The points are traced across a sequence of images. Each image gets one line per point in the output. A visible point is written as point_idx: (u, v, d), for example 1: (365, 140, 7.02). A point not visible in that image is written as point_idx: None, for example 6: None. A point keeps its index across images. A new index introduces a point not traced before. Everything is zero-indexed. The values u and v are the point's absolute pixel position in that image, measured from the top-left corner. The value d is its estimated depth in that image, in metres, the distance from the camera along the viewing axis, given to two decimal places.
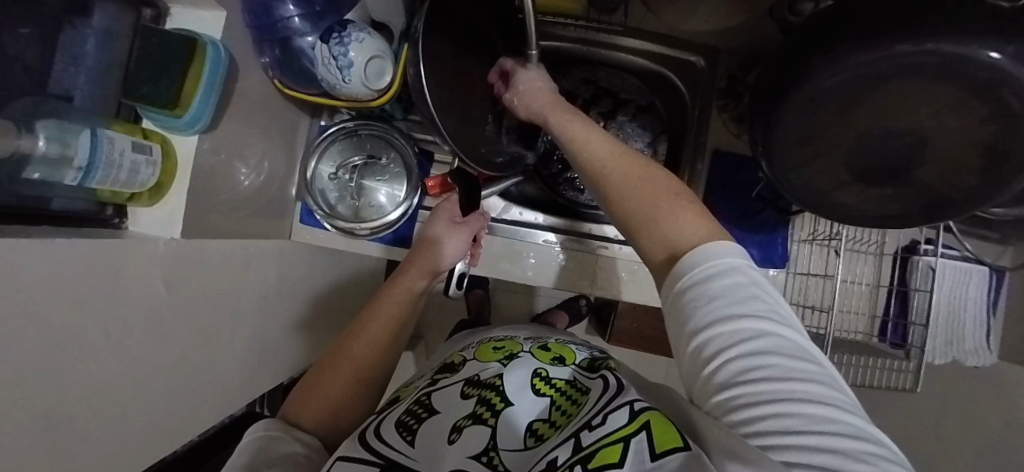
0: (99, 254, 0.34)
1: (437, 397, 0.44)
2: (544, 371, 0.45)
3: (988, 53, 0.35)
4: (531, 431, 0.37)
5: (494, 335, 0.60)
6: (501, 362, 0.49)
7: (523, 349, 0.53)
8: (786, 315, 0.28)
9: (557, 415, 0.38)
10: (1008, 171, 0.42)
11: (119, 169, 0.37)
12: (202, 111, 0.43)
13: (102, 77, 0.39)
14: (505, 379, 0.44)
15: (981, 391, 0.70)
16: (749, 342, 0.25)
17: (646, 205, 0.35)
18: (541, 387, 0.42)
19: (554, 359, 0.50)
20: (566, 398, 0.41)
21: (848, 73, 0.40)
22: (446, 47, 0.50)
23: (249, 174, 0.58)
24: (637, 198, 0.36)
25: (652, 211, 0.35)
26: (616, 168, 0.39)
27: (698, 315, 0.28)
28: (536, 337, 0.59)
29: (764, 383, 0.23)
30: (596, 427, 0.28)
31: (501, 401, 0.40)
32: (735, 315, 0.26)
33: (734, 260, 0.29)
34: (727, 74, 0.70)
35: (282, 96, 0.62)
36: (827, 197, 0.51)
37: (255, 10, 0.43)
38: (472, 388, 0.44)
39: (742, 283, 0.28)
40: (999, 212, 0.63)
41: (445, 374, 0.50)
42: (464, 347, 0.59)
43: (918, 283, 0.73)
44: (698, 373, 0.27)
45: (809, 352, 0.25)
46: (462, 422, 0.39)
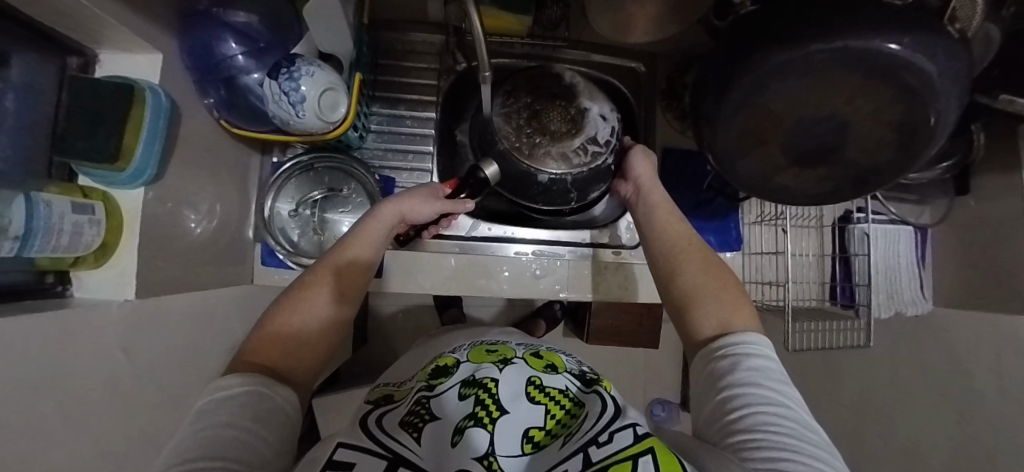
0: (40, 327, 0.32)
1: (439, 400, 0.43)
2: (537, 380, 0.46)
3: (889, 44, 0.36)
4: (528, 437, 0.39)
5: (486, 338, 0.60)
6: (496, 365, 0.49)
7: (517, 355, 0.52)
8: (803, 404, 0.33)
9: (553, 423, 0.40)
10: (920, 142, 0.43)
11: (60, 234, 0.35)
12: (146, 165, 0.41)
13: (29, 135, 0.37)
14: (499, 385, 0.44)
15: (913, 346, 0.71)
16: (773, 406, 0.31)
17: (708, 295, 0.44)
18: (536, 395, 0.43)
19: (547, 365, 0.50)
20: (562, 408, 0.42)
21: (771, 74, 0.41)
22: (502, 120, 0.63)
23: (201, 220, 0.56)
24: (702, 288, 0.45)
25: (699, 295, 0.45)
26: (696, 265, 0.48)
27: (739, 375, 0.34)
28: (529, 344, 0.59)
29: (780, 431, 0.29)
30: (603, 443, 0.32)
31: (497, 409, 0.40)
32: (764, 385, 0.33)
33: (761, 346, 0.37)
34: (665, 75, 0.71)
35: (228, 138, 0.60)
36: (770, 182, 0.51)
37: (195, 50, 0.42)
38: (468, 388, 0.44)
39: (763, 365, 0.35)
40: (915, 176, 0.66)
41: (439, 378, 0.48)
42: (454, 349, 0.57)
43: (857, 247, 0.69)
44: (723, 415, 0.33)
45: (813, 428, 0.31)
46: (463, 424, 0.39)
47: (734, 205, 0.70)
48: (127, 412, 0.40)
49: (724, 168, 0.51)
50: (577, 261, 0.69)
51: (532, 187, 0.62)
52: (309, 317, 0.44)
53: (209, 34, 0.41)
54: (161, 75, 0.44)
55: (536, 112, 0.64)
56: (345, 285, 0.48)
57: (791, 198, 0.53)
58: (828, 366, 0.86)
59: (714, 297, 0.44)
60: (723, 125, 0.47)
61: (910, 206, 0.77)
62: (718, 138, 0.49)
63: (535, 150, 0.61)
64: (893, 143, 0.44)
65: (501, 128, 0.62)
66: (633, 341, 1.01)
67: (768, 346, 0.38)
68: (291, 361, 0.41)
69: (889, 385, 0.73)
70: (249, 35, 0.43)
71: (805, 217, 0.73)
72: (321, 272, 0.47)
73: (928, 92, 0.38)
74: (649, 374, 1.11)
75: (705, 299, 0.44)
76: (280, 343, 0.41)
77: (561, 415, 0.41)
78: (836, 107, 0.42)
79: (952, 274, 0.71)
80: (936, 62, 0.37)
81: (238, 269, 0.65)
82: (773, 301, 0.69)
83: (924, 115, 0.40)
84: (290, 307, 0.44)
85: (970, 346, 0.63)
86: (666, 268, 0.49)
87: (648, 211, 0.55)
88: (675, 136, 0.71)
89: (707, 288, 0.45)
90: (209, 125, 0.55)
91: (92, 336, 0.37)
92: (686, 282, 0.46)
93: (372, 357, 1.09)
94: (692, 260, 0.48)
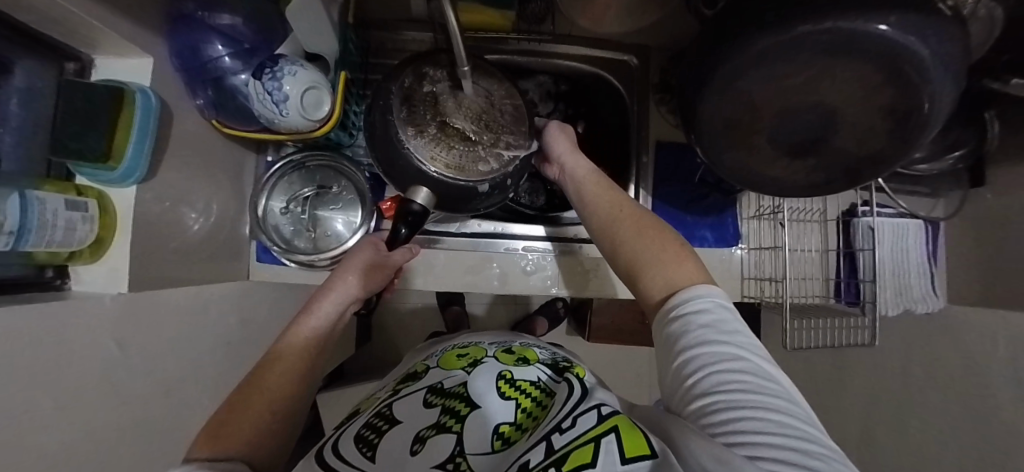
0: (34, 317, 0.33)
1: (402, 405, 0.44)
2: (508, 374, 0.46)
3: (877, 26, 0.34)
4: (498, 434, 0.38)
5: (460, 341, 0.60)
6: (464, 369, 0.48)
7: (487, 354, 0.52)
8: (758, 347, 0.34)
9: (523, 417, 0.40)
10: (914, 130, 0.41)
11: (54, 229, 0.36)
12: (136, 163, 0.43)
13: (28, 136, 0.39)
14: (469, 386, 0.44)
15: (924, 345, 0.68)
16: (727, 363, 0.31)
17: (652, 265, 0.42)
18: (505, 389, 0.43)
19: (518, 360, 0.50)
20: (532, 400, 0.42)
21: (754, 61, 0.40)
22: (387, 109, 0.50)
23: (198, 218, 0.58)
24: (646, 260, 0.43)
25: (641, 264, 0.43)
26: (634, 237, 0.45)
27: (692, 336, 0.34)
28: (501, 341, 0.58)
29: (738, 392, 0.29)
30: (566, 429, 0.32)
31: (467, 406, 0.41)
32: (717, 341, 0.33)
33: (709, 296, 0.37)
34: (659, 67, 0.69)
35: (222, 138, 0.62)
36: (758, 175, 0.50)
37: (183, 52, 0.44)
38: (437, 396, 0.44)
39: (717, 317, 0.35)
40: (924, 167, 0.63)
41: (406, 385, 0.49)
42: (429, 355, 0.58)
43: (861, 242, 0.66)
44: (684, 380, 0.33)
45: (769, 373, 0.31)
46: (425, 432, 0.39)
47: (731, 199, 0.68)
48: (120, 401, 0.42)
49: (712, 160, 0.50)
50: (562, 258, 0.68)
51: (477, 199, 0.51)
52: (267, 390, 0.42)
53: (197, 36, 0.43)
54: (154, 78, 0.46)
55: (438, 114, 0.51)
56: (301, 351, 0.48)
57: (783, 191, 0.51)
58: (835, 366, 0.82)
59: (656, 264, 0.42)
60: (707, 116, 0.46)
61: (921, 199, 0.73)
62: (703, 129, 0.47)
63: (464, 161, 0.50)
64: (886, 131, 0.42)
65: (411, 136, 0.49)
66: (634, 339, 1.00)
67: (717, 294, 0.37)
68: (257, 435, 0.39)
69: (899, 385, 0.70)
70: (234, 38, 0.45)
71: (807, 211, 0.69)
72: (277, 350, 0.47)
73: (921, 76, 0.36)
74: (653, 373, 1.09)
75: (647, 269, 0.43)
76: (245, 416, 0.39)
77: (531, 409, 0.41)
78: (822, 94, 0.41)
79: (965, 269, 0.68)
80: (927, 44, 0.35)
81: (234, 265, 0.67)
82: (772, 298, 0.67)
83: (917, 100, 0.38)
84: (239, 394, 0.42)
85: (984, 345, 0.60)
86: (609, 244, 0.48)
87: (580, 190, 0.53)
88: (669, 130, 0.70)
89: (647, 259, 0.43)
90: (204, 125, 0.56)
91: (87, 328, 0.39)
92: (628, 254, 0.45)
93: (375, 353, 1.10)
94: (633, 229, 0.46)
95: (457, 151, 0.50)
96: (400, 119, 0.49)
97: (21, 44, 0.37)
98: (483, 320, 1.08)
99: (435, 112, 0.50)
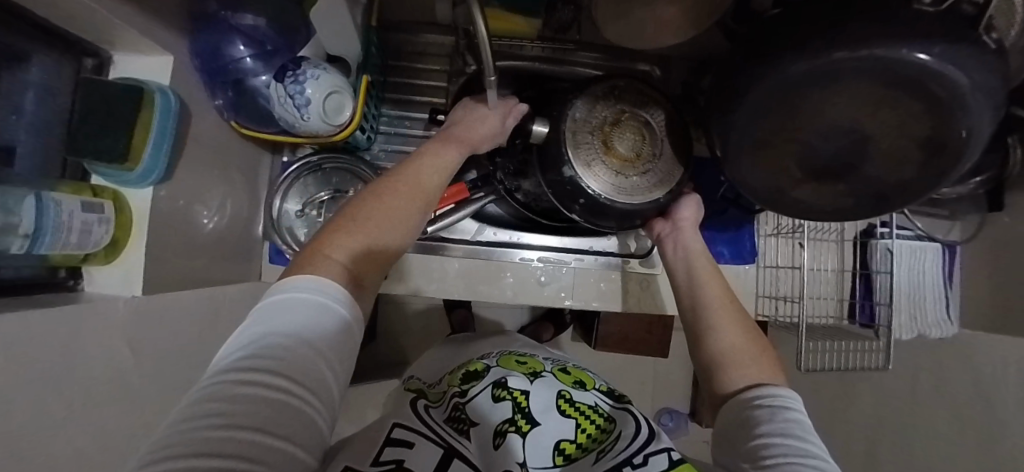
0: (47, 321, 0.33)
1: (475, 404, 0.45)
2: (567, 394, 0.47)
3: (917, 54, 0.33)
4: (560, 449, 0.40)
5: (514, 348, 0.61)
6: (526, 376, 0.49)
7: (546, 369, 0.53)
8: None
9: (584, 436, 0.41)
10: (949, 160, 0.40)
11: (70, 232, 0.35)
12: (156, 162, 0.42)
13: (44, 134, 0.37)
14: (530, 398, 0.45)
15: (937, 367, 0.68)
16: (809, 455, 0.31)
17: (746, 357, 0.44)
18: (566, 408, 0.44)
19: (576, 382, 0.51)
20: (594, 424, 0.43)
21: (788, 83, 0.39)
22: (576, 114, 0.55)
23: (212, 216, 0.57)
24: (743, 349, 0.45)
25: (739, 355, 0.45)
26: (734, 324, 0.48)
27: (773, 427, 0.34)
28: (556, 359, 0.60)
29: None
30: (637, 466, 0.34)
31: (528, 421, 0.42)
32: (800, 437, 0.33)
33: (797, 408, 0.37)
34: (681, 79, 0.69)
35: (238, 137, 0.61)
36: (785, 196, 0.49)
37: (205, 52, 0.44)
38: (502, 390, 0.46)
39: (799, 422, 0.35)
40: (945, 191, 0.63)
41: (469, 381, 0.49)
42: (484, 356, 0.58)
43: (879, 264, 0.66)
44: (752, 459, 0.33)
45: None
46: (503, 427, 0.41)
47: (749, 216, 0.67)
48: (131, 403, 0.41)
49: (737, 181, 0.49)
50: (583, 269, 0.68)
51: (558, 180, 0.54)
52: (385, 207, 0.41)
53: (220, 37, 0.43)
54: (173, 77, 0.45)
55: (613, 114, 0.55)
56: (423, 186, 0.45)
57: (808, 213, 0.50)
58: (844, 384, 0.82)
59: (752, 358, 0.44)
60: (734, 135, 0.45)
61: (939, 220, 0.73)
62: (731, 148, 0.46)
63: (586, 153, 0.54)
64: (919, 159, 0.41)
65: (574, 117, 0.54)
66: (642, 350, 0.99)
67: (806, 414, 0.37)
68: (379, 250, 0.40)
69: (910, 407, 0.69)
70: (255, 38, 0.44)
71: (825, 230, 0.69)
72: (409, 172, 0.45)
73: (959, 106, 0.36)
74: (657, 382, 1.09)
75: (744, 360, 0.44)
76: (377, 227, 0.40)
77: (592, 430, 0.42)
78: (857, 120, 0.40)
79: (981, 295, 0.68)
80: (969, 74, 0.34)
81: (246, 265, 0.66)
82: (786, 316, 0.67)
83: (954, 129, 0.37)
84: (365, 205, 0.41)
85: (998, 371, 0.59)
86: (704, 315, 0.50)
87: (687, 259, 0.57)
88: (689, 143, 0.69)
89: (745, 349, 0.45)
90: (220, 124, 0.55)
91: (98, 330, 0.38)
92: (722, 340, 0.47)
93: (381, 354, 1.10)
94: (729, 321, 0.49)
95: (576, 149, 0.54)
96: (586, 105, 0.55)
97: (40, 41, 0.36)
98: (490, 325, 1.07)
99: (608, 125, 0.55)
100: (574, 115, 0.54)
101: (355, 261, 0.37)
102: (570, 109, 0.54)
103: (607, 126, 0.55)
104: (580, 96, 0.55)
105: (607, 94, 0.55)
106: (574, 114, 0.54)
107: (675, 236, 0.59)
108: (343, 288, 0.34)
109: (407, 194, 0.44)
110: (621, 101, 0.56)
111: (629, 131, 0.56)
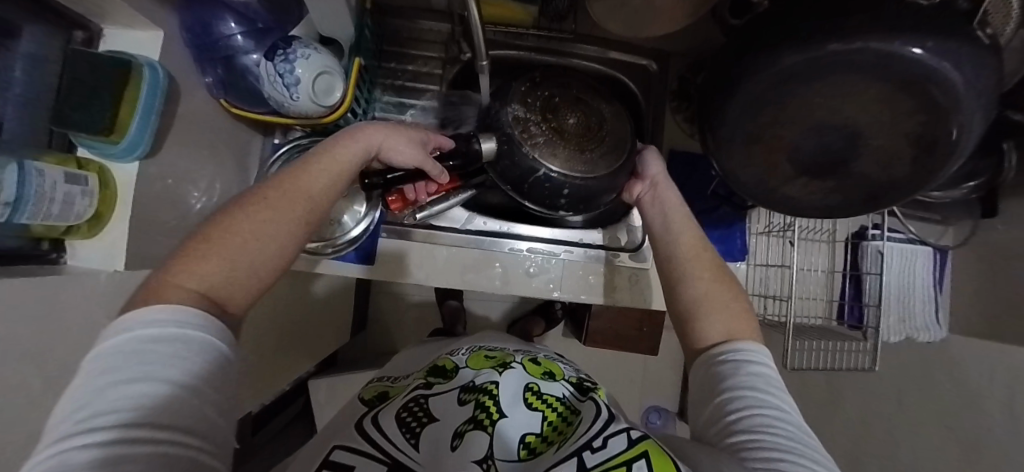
0: (28, 290, 0.32)
1: (436, 402, 0.44)
2: (535, 386, 0.47)
3: (911, 49, 0.33)
4: (525, 443, 0.39)
5: (486, 343, 0.61)
6: (494, 369, 0.49)
7: (514, 360, 0.53)
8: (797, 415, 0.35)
9: (550, 430, 0.41)
10: (939, 157, 0.40)
11: (51, 202, 0.35)
12: (141, 136, 0.42)
13: (34, 103, 0.37)
14: (499, 388, 0.44)
15: (923, 371, 0.68)
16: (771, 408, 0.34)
17: (720, 306, 0.45)
18: (533, 401, 0.44)
19: (544, 373, 0.51)
20: (558, 414, 0.43)
21: (780, 76, 0.39)
22: (510, 99, 0.57)
23: (200, 197, 0.57)
24: (718, 297, 0.46)
25: (708, 306, 0.45)
26: (700, 268, 0.48)
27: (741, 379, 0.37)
28: (527, 350, 0.60)
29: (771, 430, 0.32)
30: (597, 448, 0.32)
31: (497, 411, 0.40)
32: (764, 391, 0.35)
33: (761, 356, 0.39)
34: (677, 74, 0.69)
35: (229, 118, 0.60)
36: (774, 192, 0.49)
37: (196, 29, 0.44)
38: (468, 394, 0.45)
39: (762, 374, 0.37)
40: (938, 194, 0.63)
41: (437, 378, 0.50)
42: (454, 351, 0.59)
43: (870, 266, 0.65)
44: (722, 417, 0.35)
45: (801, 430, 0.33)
46: (463, 428, 0.40)
47: (741, 214, 0.67)
48: None
49: (728, 175, 0.49)
50: (572, 262, 0.67)
51: (530, 180, 0.56)
52: (264, 226, 0.35)
53: (208, 13, 0.43)
54: (162, 53, 0.45)
55: (545, 106, 0.58)
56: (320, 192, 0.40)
57: (798, 210, 0.50)
58: (831, 386, 0.82)
59: (727, 306, 0.45)
60: (726, 129, 0.45)
61: (931, 225, 0.73)
62: (722, 141, 0.46)
63: (548, 149, 0.55)
64: (910, 157, 0.41)
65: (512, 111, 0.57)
66: (631, 347, 0.99)
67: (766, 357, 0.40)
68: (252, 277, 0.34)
69: (894, 410, 0.69)
70: (246, 16, 0.45)
71: (817, 230, 0.69)
72: (296, 178, 0.39)
73: (951, 103, 0.35)
74: (646, 379, 1.10)
75: (715, 310, 0.44)
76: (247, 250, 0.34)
77: (556, 422, 0.42)
78: (847, 115, 0.40)
79: (970, 300, 0.68)
80: (962, 71, 0.34)
81: None
82: (774, 315, 0.67)
83: (945, 127, 0.37)
84: (215, 231, 0.34)
85: (985, 375, 0.59)
86: (671, 261, 0.50)
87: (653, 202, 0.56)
88: (683, 139, 0.69)
89: (719, 298, 0.45)
90: (210, 103, 0.55)
91: (79, 302, 0.37)
92: (694, 291, 0.46)
93: (369, 344, 1.10)
94: (701, 272, 0.47)
95: (533, 145, 0.55)
96: (518, 107, 0.57)
97: (30, 10, 0.36)
98: (480, 317, 1.07)
99: (546, 113, 0.58)
100: (512, 101, 0.57)
101: (214, 287, 0.31)
102: (509, 113, 0.56)
103: (549, 114, 0.58)
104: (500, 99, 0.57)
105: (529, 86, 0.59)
106: (513, 116, 0.56)
107: (652, 195, 0.57)
108: (204, 311, 0.29)
109: (291, 203, 0.37)
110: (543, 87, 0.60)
111: (574, 112, 0.59)
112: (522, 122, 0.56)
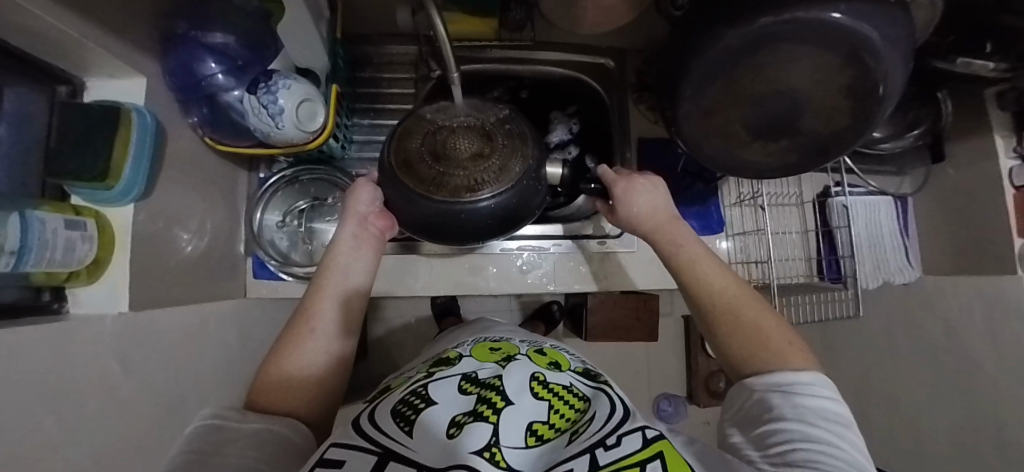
0: (41, 335, 0.33)
1: (437, 387, 0.45)
2: (541, 376, 0.48)
3: (830, 14, 0.37)
4: (532, 430, 0.40)
5: (487, 335, 0.63)
6: (498, 363, 0.51)
7: (519, 351, 0.55)
8: (845, 440, 0.31)
9: (558, 418, 0.42)
10: (872, 107, 0.44)
11: (54, 248, 0.36)
12: (134, 181, 0.43)
13: (21, 155, 0.38)
14: (503, 380, 0.45)
15: (907, 314, 0.71)
16: (819, 442, 0.31)
17: (755, 335, 0.43)
18: (540, 390, 0.45)
19: (550, 363, 0.52)
20: (565, 403, 0.44)
21: (723, 52, 0.42)
22: (463, 159, 0.48)
23: (192, 239, 0.58)
24: (752, 331, 0.43)
25: (747, 344, 0.42)
26: (720, 295, 0.46)
27: (786, 409, 0.34)
28: (532, 341, 0.62)
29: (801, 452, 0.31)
30: (611, 446, 0.32)
31: (501, 400, 0.41)
32: (813, 425, 0.32)
33: (806, 379, 0.36)
34: (634, 69, 0.74)
35: (214, 157, 0.63)
36: (737, 157, 0.53)
37: (179, 71, 0.46)
38: (472, 385, 0.45)
39: (807, 401, 0.35)
40: (886, 147, 0.67)
41: (440, 367, 0.51)
42: (457, 344, 0.60)
43: (838, 220, 0.71)
44: (762, 442, 0.34)
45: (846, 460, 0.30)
46: (462, 417, 0.40)
47: (713, 188, 0.72)
48: (131, 423, 0.41)
49: (693, 149, 0.53)
50: (563, 254, 0.70)
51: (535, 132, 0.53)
52: (304, 368, 0.44)
53: (192, 55, 0.46)
54: (146, 96, 0.47)
55: (474, 166, 0.48)
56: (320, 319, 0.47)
57: (759, 171, 0.55)
58: (825, 345, 0.85)
59: (758, 336, 0.42)
60: (684, 107, 0.49)
61: (888, 177, 0.78)
62: (684, 117, 0.50)
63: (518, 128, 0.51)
64: (848, 109, 0.45)
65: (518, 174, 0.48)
66: (632, 336, 1.01)
67: (820, 383, 0.36)
68: (310, 399, 0.43)
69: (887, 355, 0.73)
70: (226, 54, 0.47)
71: (784, 196, 0.74)
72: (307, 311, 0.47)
73: (874, 58, 0.40)
74: (650, 369, 1.11)
75: (750, 349, 0.42)
76: (287, 375, 0.43)
77: (565, 411, 0.43)
78: (791, 80, 0.44)
79: (936, 239, 0.72)
80: (878, 29, 0.38)
81: (230, 283, 0.67)
82: (758, 279, 0.70)
83: (874, 79, 0.41)
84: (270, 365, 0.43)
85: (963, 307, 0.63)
86: (693, 300, 0.48)
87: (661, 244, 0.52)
88: (649, 127, 0.74)
89: (755, 327, 0.43)
90: (195, 143, 0.57)
91: (88, 345, 0.38)
92: (727, 337, 0.44)
93: (370, 373, 1.08)
94: (738, 302, 0.45)
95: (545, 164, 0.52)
96: (501, 184, 0.47)
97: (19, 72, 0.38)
98: None
99: (476, 156, 0.48)
100: (486, 162, 0.48)
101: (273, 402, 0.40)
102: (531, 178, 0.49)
103: (481, 144, 0.49)
104: (498, 196, 0.47)
105: (435, 171, 0.48)
106: (522, 182, 0.48)
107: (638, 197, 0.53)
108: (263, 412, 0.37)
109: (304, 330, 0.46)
110: (437, 162, 0.48)
111: (460, 138, 0.49)
112: (508, 149, 0.49)
